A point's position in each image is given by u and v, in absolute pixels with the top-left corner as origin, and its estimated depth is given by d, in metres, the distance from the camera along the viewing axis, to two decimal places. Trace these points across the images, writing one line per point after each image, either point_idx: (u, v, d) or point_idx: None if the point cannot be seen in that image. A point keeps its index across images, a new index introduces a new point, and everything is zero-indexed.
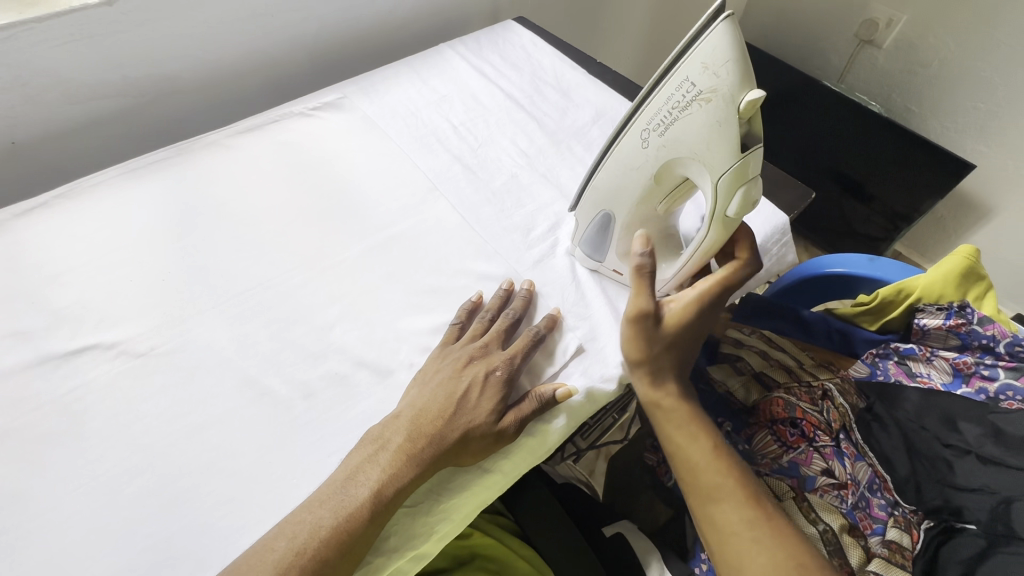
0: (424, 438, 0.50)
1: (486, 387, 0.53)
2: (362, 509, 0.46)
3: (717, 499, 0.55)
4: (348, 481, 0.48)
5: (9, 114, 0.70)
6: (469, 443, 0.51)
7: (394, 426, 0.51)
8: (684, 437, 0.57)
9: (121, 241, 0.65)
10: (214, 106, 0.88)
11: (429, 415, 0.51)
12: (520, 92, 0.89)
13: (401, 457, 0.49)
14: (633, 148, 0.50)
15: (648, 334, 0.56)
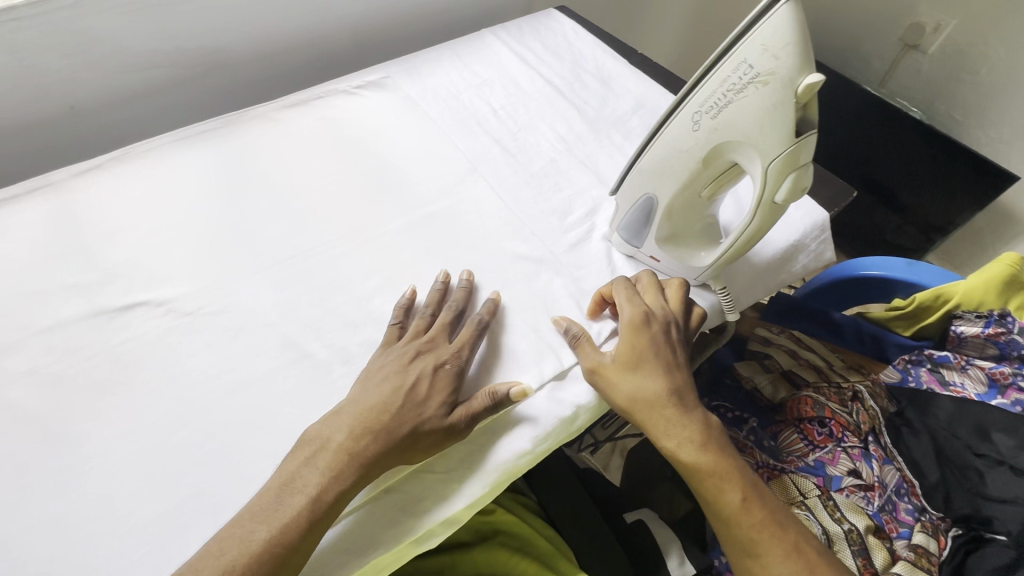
0: (368, 435, 0.48)
1: (435, 381, 0.52)
2: (298, 518, 0.44)
3: (754, 556, 0.51)
4: (281, 489, 0.45)
5: (71, 79, 0.73)
6: (418, 440, 0.49)
7: (327, 435, 0.48)
8: (708, 489, 0.53)
9: (172, 204, 0.68)
10: (262, 82, 0.90)
11: (374, 411, 0.49)
12: (560, 80, 0.89)
13: (339, 458, 0.46)
14: (683, 131, 0.50)
15: (618, 385, 0.53)
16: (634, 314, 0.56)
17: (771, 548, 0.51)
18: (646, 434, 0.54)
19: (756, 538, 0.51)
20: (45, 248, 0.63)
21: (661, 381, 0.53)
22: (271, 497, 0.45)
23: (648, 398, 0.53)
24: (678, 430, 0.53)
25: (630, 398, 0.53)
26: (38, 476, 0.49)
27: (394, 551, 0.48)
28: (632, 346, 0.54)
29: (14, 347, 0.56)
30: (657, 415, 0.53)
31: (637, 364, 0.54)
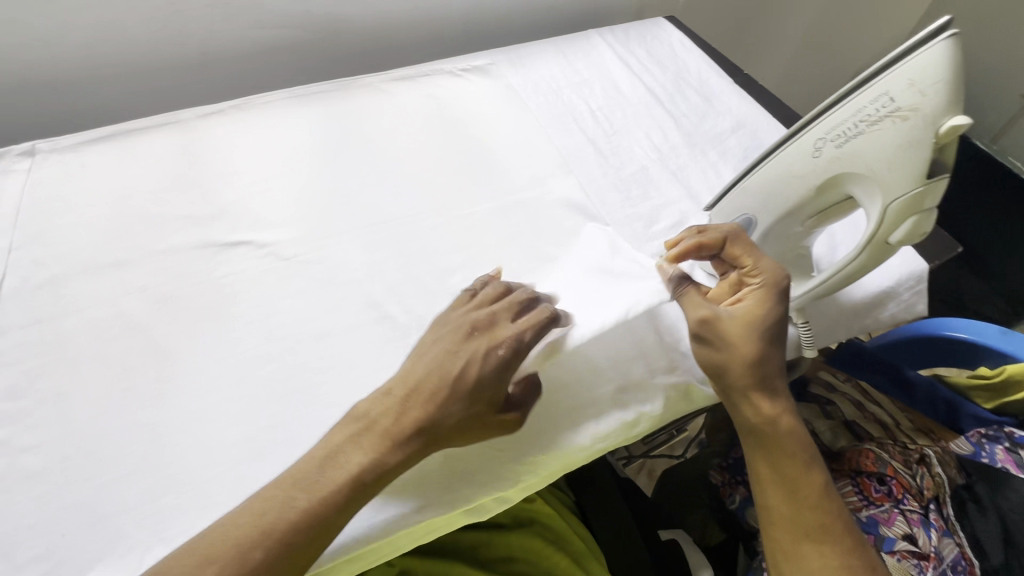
0: (411, 423, 0.46)
1: (486, 367, 0.48)
2: (337, 493, 0.43)
3: (816, 540, 0.49)
4: (320, 467, 0.44)
5: (211, 29, 0.80)
6: (462, 432, 0.48)
7: (376, 409, 0.47)
8: (789, 465, 0.51)
9: (281, 155, 0.72)
10: (373, 55, 0.94)
11: (419, 396, 0.47)
12: (661, 89, 0.89)
13: (383, 442, 0.45)
14: (801, 156, 0.49)
15: (741, 338, 0.50)
16: (770, 277, 0.52)
17: (836, 543, 0.49)
18: (745, 392, 0.51)
19: (825, 528, 0.49)
20: (167, 177, 0.69)
21: (775, 348, 0.52)
22: (312, 471, 0.44)
23: (765, 361, 0.51)
24: (777, 399, 0.51)
25: (750, 352, 0.50)
26: (138, 382, 0.53)
27: (447, 517, 0.50)
28: (763, 307, 0.51)
29: (132, 263, 0.61)
30: (764, 376, 0.51)
31: (766, 327, 0.51)
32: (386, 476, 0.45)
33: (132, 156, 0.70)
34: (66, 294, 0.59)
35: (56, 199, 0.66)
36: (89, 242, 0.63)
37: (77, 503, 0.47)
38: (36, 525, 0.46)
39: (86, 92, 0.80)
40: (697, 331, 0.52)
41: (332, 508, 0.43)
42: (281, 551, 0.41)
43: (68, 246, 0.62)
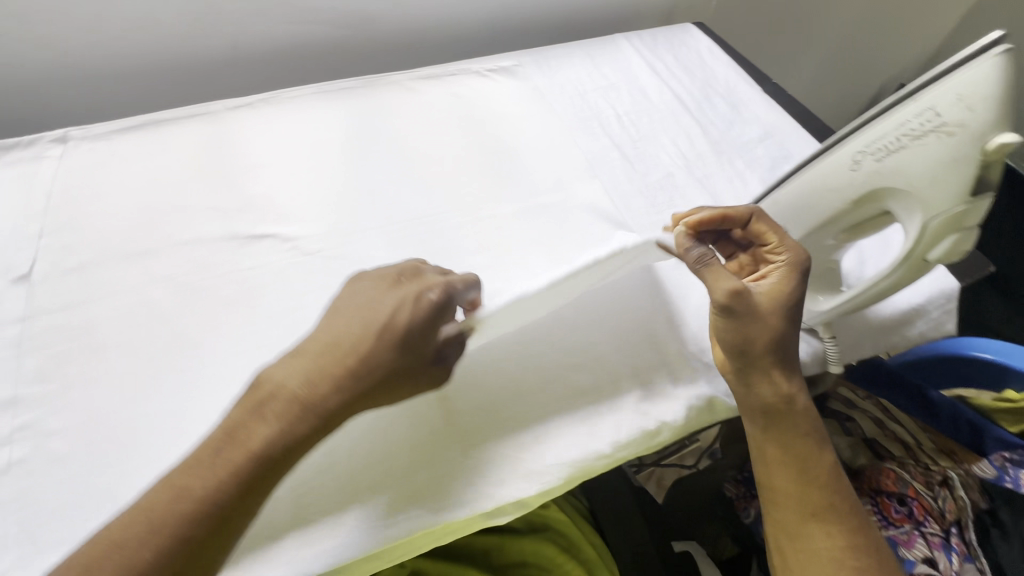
0: (325, 380, 0.44)
1: (416, 311, 0.46)
2: (239, 470, 0.41)
3: (820, 520, 0.51)
4: (212, 460, 0.41)
5: (242, 22, 0.80)
6: (389, 384, 0.46)
7: (279, 384, 0.43)
8: (799, 446, 0.52)
9: (308, 150, 0.72)
10: (401, 53, 0.95)
11: (331, 357, 0.44)
12: (688, 96, 0.88)
13: (292, 407, 0.43)
14: (838, 168, 0.47)
15: (769, 316, 0.50)
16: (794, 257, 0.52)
17: (839, 522, 0.51)
18: (766, 374, 0.51)
19: (830, 508, 0.51)
20: (195, 168, 0.69)
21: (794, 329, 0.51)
22: (207, 464, 0.41)
23: (786, 343, 0.51)
24: (792, 382, 0.52)
25: (775, 333, 0.50)
26: (162, 371, 0.54)
27: (465, 519, 0.48)
28: (789, 285, 0.51)
29: (159, 253, 0.62)
30: (782, 358, 0.51)
31: (790, 305, 0.51)
32: (294, 450, 0.43)
33: (162, 147, 0.71)
34: (94, 281, 0.59)
35: (87, 186, 0.67)
36: (117, 230, 0.63)
37: (99, 490, 0.48)
38: (57, 509, 0.47)
39: (118, 81, 0.81)
40: (728, 305, 0.49)
41: (227, 499, 0.40)
42: (177, 546, 0.39)
43: (95, 234, 0.63)
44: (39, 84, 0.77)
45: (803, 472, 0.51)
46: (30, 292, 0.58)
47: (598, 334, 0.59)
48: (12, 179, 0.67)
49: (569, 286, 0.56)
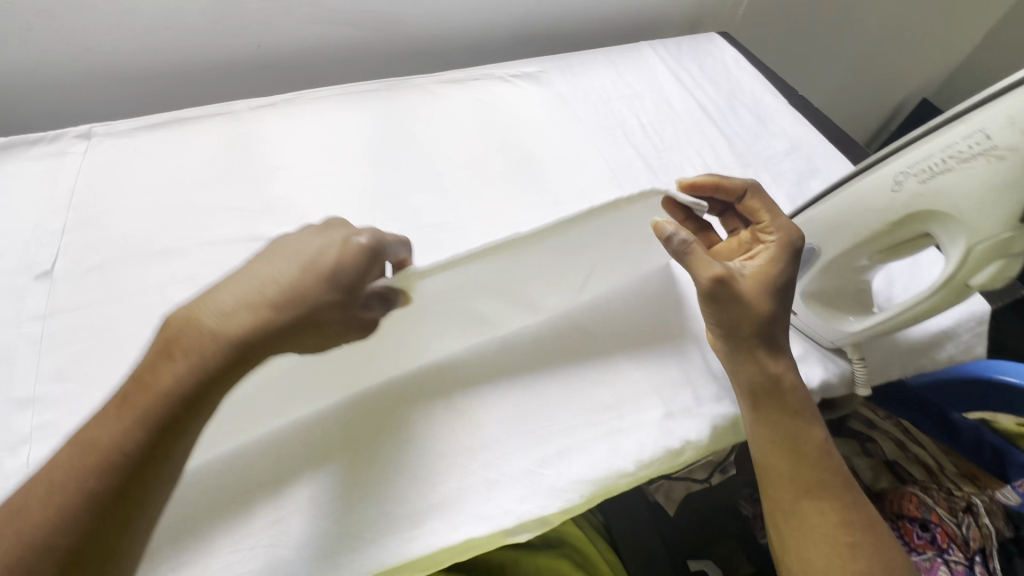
0: (237, 319, 0.40)
1: (342, 253, 0.43)
2: (146, 412, 0.37)
3: (814, 496, 0.50)
4: (118, 409, 0.37)
5: (267, 22, 0.80)
6: (307, 327, 0.41)
7: (187, 322, 0.39)
8: (791, 421, 0.52)
9: (330, 152, 0.72)
10: (423, 57, 0.94)
11: (246, 297, 0.40)
12: (714, 107, 0.87)
13: (200, 346, 0.39)
14: (879, 189, 0.47)
15: (757, 297, 0.50)
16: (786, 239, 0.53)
17: (832, 497, 0.50)
18: (757, 354, 0.52)
19: (823, 483, 0.50)
20: (218, 168, 0.69)
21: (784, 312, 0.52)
22: (114, 417, 0.37)
23: (776, 320, 0.51)
24: (782, 362, 0.53)
25: (765, 314, 0.51)
26: None
27: (487, 536, 0.47)
28: (777, 269, 0.51)
29: (181, 252, 0.61)
30: (772, 338, 0.51)
31: (776, 289, 0.51)
32: (209, 391, 0.39)
33: (185, 145, 0.70)
34: (116, 280, 0.59)
35: (110, 183, 0.66)
36: (140, 228, 0.63)
37: None
38: None
39: (143, 78, 0.81)
40: (714, 291, 0.49)
41: (137, 449, 0.36)
42: (80, 504, 0.35)
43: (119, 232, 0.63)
44: (65, 80, 0.77)
45: (795, 445, 0.51)
46: (52, 288, 0.58)
47: (622, 350, 0.58)
48: (37, 174, 0.66)
49: (542, 248, 0.51)
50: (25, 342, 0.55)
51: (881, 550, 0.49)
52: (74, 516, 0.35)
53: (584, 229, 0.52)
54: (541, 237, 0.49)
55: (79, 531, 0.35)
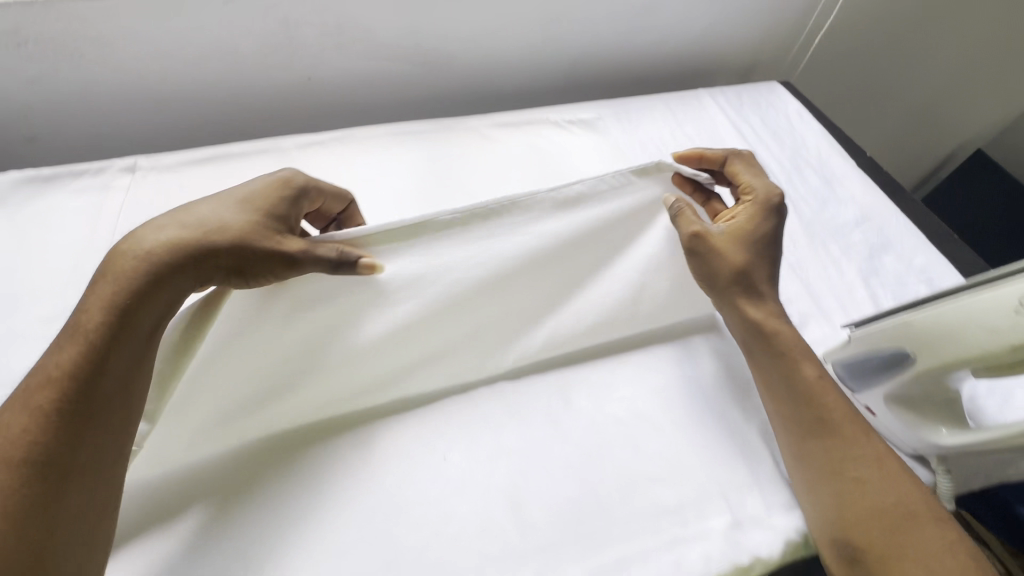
0: (164, 240, 0.41)
1: (265, 189, 0.48)
2: (88, 330, 0.38)
3: (822, 436, 0.50)
4: (60, 340, 0.38)
5: (320, 55, 0.78)
6: (229, 247, 0.43)
7: (114, 252, 0.41)
8: (787, 361, 0.53)
9: (377, 196, 0.69)
10: (473, 93, 0.91)
11: (156, 226, 0.42)
12: (777, 166, 0.82)
13: (124, 264, 0.40)
14: (998, 306, 0.43)
15: (731, 248, 0.56)
16: (764, 199, 0.58)
17: (843, 435, 0.49)
18: (736, 299, 0.56)
19: (830, 420, 0.50)
20: None
21: (764, 261, 0.56)
22: (56, 343, 0.39)
23: (753, 269, 0.56)
24: (764, 305, 0.56)
25: (741, 262, 0.55)
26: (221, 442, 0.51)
27: None
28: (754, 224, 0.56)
29: None
30: (751, 286, 0.55)
31: (752, 242, 0.56)
32: (139, 305, 0.39)
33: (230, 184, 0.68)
34: None
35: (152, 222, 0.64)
36: None
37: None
38: None
39: (188, 105, 0.79)
40: (689, 245, 0.57)
41: (79, 362, 0.37)
42: (37, 419, 0.36)
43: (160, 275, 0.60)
44: (111, 105, 0.75)
45: (796, 386, 0.52)
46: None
47: (685, 444, 0.54)
48: (77, 209, 0.64)
49: (480, 234, 0.54)
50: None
51: (893, 487, 0.47)
52: (24, 433, 0.35)
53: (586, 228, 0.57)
54: (464, 222, 0.53)
55: (38, 445, 0.35)
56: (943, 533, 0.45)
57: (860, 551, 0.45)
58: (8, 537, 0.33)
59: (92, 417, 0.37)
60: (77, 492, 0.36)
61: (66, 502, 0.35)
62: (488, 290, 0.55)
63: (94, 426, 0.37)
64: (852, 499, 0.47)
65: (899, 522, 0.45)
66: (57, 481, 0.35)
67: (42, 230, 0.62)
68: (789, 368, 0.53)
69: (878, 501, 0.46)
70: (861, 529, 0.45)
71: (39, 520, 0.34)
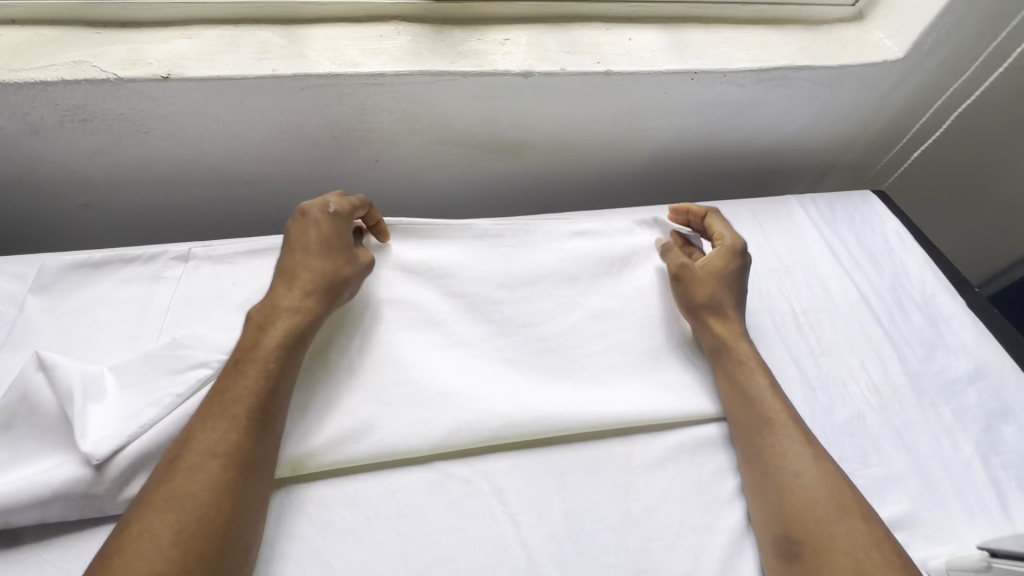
0: (308, 293, 0.55)
1: (336, 221, 0.60)
2: (269, 360, 0.50)
3: (766, 434, 0.55)
4: (238, 367, 0.50)
5: (390, 139, 0.73)
6: (349, 283, 0.58)
7: (273, 308, 0.54)
8: (741, 372, 0.59)
9: (444, 308, 0.63)
10: (543, 179, 0.86)
11: (298, 286, 0.55)
12: (877, 298, 0.74)
13: (292, 318, 0.54)
14: None
15: (707, 281, 0.64)
16: (735, 242, 0.66)
17: (785, 434, 0.54)
18: (704, 321, 0.63)
19: (771, 420, 0.55)
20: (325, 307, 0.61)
21: (731, 295, 0.64)
22: (240, 366, 0.50)
23: (719, 296, 0.64)
24: (727, 326, 0.62)
25: (708, 295, 0.63)
26: None
27: None
28: (726, 260, 0.66)
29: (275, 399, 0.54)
30: (719, 314, 0.63)
31: (727, 275, 0.65)
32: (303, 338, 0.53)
33: None
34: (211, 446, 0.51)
35: (200, 322, 0.59)
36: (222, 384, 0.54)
37: None
38: None
39: (249, 179, 0.75)
40: (675, 273, 0.66)
41: (263, 385, 0.49)
42: (235, 424, 0.46)
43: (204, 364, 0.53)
44: (171, 176, 0.72)
45: (746, 390, 0.58)
46: (152, 367, 0.52)
47: None
48: (125, 301, 0.60)
49: (480, 243, 0.69)
50: (104, 417, 0.48)
51: (826, 481, 0.51)
52: (225, 433, 0.45)
53: (596, 240, 0.72)
54: (468, 247, 0.68)
55: (237, 446, 0.45)
56: (870, 528, 0.48)
57: (799, 546, 0.48)
58: (212, 509, 0.42)
59: (270, 425, 0.48)
60: (255, 486, 0.46)
61: (248, 490, 0.45)
62: (503, 287, 0.65)
63: (270, 434, 0.48)
64: (792, 494, 0.51)
65: (828, 515, 0.49)
66: (248, 475, 0.45)
67: (85, 325, 0.58)
68: (745, 377, 0.59)
69: (810, 493, 0.50)
70: (796, 524, 0.49)
71: (230, 497, 0.43)
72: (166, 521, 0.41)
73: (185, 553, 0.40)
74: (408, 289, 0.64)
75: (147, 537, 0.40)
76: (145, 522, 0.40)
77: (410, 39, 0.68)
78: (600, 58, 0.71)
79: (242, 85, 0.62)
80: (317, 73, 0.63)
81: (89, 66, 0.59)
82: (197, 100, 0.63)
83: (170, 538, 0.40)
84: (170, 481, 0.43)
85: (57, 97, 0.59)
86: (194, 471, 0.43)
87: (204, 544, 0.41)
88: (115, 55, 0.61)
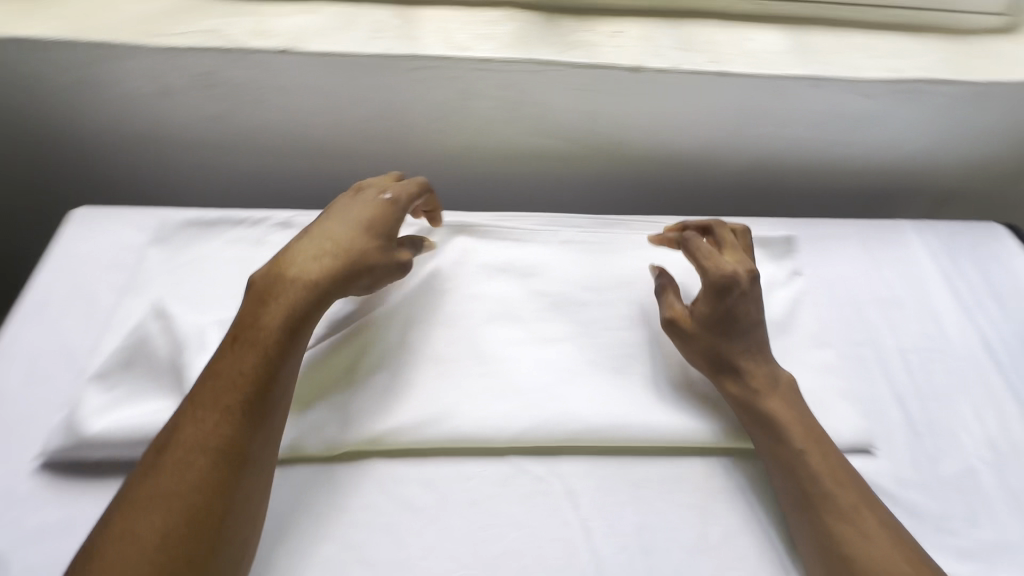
0: (319, 261, 0.52)
1: (376, 204, 0.57)
2: (267, 340, 0.48)
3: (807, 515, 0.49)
4: (233, 346, 0.47)
5: (488, 127, 0.73)
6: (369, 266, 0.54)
7: (277, 273, 0.51)
8: (770, 439, 0.52)
9: (528, 304, 0.62)
10: (635, 180, 0.83)
11: (313, 254, 0.52)
12: (1001, 345, 0.67)
13: (298, 286, 0.50)
14: None
15: (707, 334, 0.56)
16: (717, 278, 0.56)
17: (823, 520, 0.48)
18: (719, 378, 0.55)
19: (807, 500, 0.49)
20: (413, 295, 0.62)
21: (739, 343, 0.55)
22: (235, 353, 0.47)
23: (722, 350, 0.55)
24: (741, 384, 0.54)
25: (713, 351, 0.55)
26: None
27: None
28: (712, 305, 0.56)
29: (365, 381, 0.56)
30: (731, 370, 0.55)
31: (721, 323, 0.56)
32: (302, 317, 0.50)
33: None
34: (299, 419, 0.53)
35: None
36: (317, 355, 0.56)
37: None
38: None
39: (348, 156, 0.77)
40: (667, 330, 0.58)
41: (254, 372, 0.46)
42: (225, 418, 0.44)
43: None
44: (278, 146, 0.75)
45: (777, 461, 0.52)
46: None
47: None
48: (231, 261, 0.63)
49: (570, 244, 0.68)
50: None
51: None
52: (214, 427, 0.43)
53: None
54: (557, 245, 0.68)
55: (228, 439, 0.43)
56: None
57: None
58: (202, 508, 0.41)
59: (264, 418, 0.45)
60: (252, 482, 0.43)
61: (241, 487, 0.43)
62: (588, 288, 0.64)
63: (264, 427, 0.45)
64: None
65: None
66: (241, 472, 0.43)
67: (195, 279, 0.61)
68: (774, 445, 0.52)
69: None
70: None
71: (220, 497, 0.41)
72: (152, 523, 0.40)
73: (170, 556, 0.39)
74: (493, 284, 0.63)
75: (129, 540, 0.39)
76: (130, 523, 0.40)
77: (520, 26, 0.68)
78: (716, 57, 0.68)
79: (356, 63, 0.64)
80: (429, 55, 0.63)
81: (222, 35, 0.63)
82: (313, 74, 0.65)
83: (154, 541, 0.39)
84: (155, 480, 0.41)
85: (190, 62, 0.63)
86: (183, 469, 0.42)
87: (192, 545, 0.40)
88: (245, 25, 0.64)
